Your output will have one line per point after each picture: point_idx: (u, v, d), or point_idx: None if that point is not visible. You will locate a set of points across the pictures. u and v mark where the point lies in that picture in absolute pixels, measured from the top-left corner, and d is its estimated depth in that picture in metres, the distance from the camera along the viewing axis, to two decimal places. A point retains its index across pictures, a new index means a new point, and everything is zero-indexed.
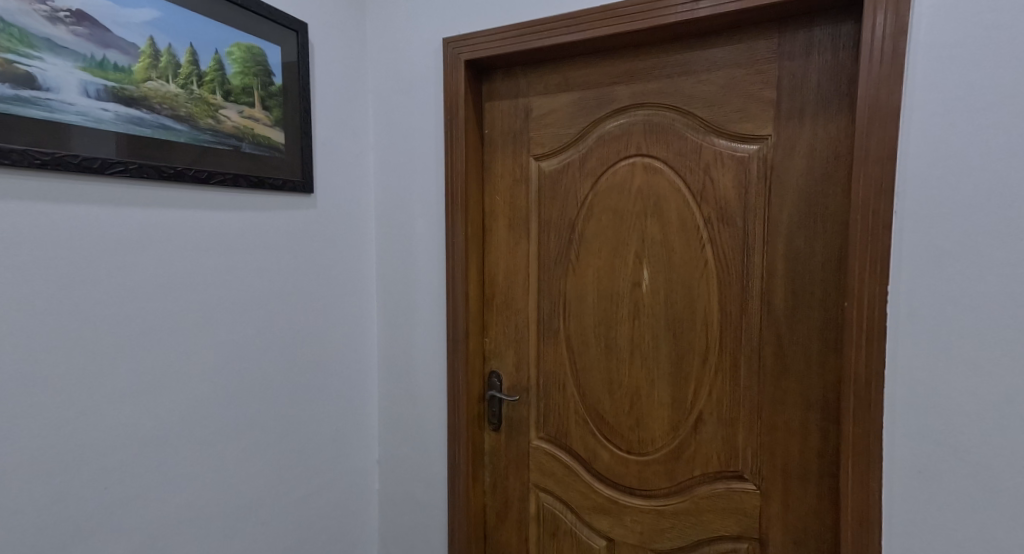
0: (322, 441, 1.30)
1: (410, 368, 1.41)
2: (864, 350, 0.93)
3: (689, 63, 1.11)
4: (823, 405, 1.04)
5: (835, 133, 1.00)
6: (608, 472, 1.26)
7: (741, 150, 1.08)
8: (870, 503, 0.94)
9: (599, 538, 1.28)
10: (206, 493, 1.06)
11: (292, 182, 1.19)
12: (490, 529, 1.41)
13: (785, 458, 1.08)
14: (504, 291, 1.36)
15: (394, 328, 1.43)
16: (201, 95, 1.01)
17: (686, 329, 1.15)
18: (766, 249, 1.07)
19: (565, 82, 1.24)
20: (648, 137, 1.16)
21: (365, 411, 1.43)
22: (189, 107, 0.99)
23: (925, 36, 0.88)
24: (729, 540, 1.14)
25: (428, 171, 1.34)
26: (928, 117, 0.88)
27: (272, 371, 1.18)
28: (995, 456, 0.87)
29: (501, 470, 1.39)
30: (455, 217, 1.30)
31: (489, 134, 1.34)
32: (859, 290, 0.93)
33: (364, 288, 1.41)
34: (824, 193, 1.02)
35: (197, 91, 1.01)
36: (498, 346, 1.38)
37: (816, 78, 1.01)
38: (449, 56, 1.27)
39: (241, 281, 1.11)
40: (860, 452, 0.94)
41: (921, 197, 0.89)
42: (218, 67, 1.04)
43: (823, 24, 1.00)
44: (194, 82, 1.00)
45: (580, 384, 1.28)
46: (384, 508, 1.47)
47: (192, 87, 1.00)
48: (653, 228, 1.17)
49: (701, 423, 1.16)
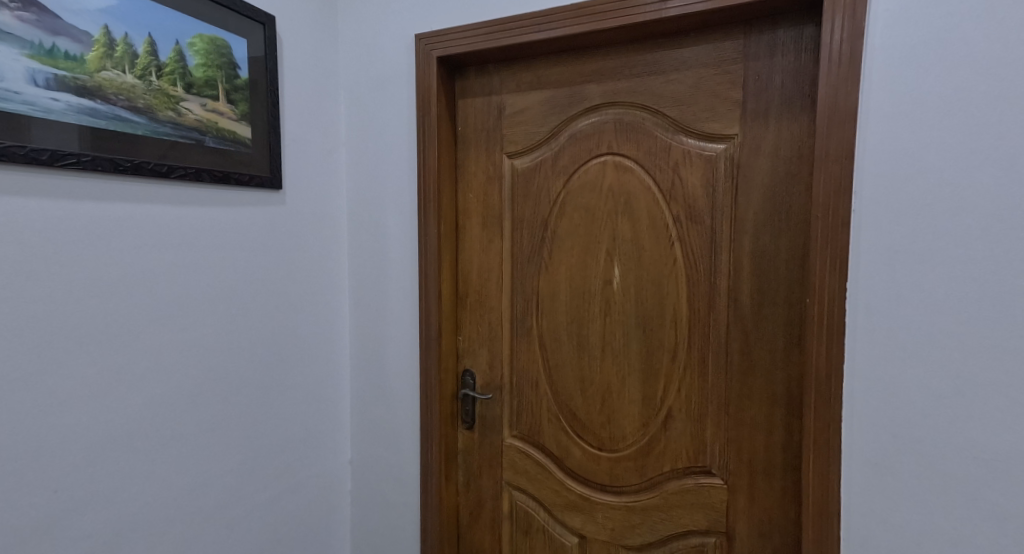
0: (292, 441, 1.28)
1: (383, 367, 1.40)
2: (826, 345, 0.95)
3: (658, 63, 1.12)
4: (787, 399, 1.06)
5: (798, 132, 1.02)
6: (580, 469, 1.26)
7: (709, 149, 1.10)
8: (831, 496, 0.96)
9: (571, 535, 1.29)
10: (170, 494, 1.04)
11: (259, 177, 1.16)
12: (463, 528, 1.41)
13: (751, 453, 1.09)
14: (477, 289, 1.35)
15: (367, 326, 1.41)
16: (160, 86, 0.99)
17: (657, 326, 1.17)
18: (733, 247, 1.09)
19: (536, 80, 1.24)
20: (619, 136, 1.17)
21: (338, 410, 1.42)
22: (147, 98, 0.97)
23: (882, 39, 0.90)
24: (698, 534, 1.16)
25: (400, 168, 1.33)
26: (885, 119, 0.90)
27: (240, 368, 1.16)
28: (947, 448, 0.89)
29: (474, 469, 1.39)
30: (427, 215, 1.29)
31: (462, 131, 1.34)
32: (820, 287, 0.95)
33: (336, 286, 1.40)
34: (788, 192, 1.04)
35: (156, 82, 0.98)
36: (472, 344, 1.37)
37: (780, 79, 1.03)
38: (422, 53, 1.26)
39: (207, 278, 1.09)
40: (821, 445, 0.96)
41: (879, 196, 0.91)
42: (178, 58, 1.01)
43: (786, 26, 1.02)
44: (152, 73, 0.98)
45: (553, 382, 1.28)
46: (357, 509, 1.45)
47: (150, 78, 0.97)
48: (624, 226, 1.18)
49: (670, 419, 1.17)
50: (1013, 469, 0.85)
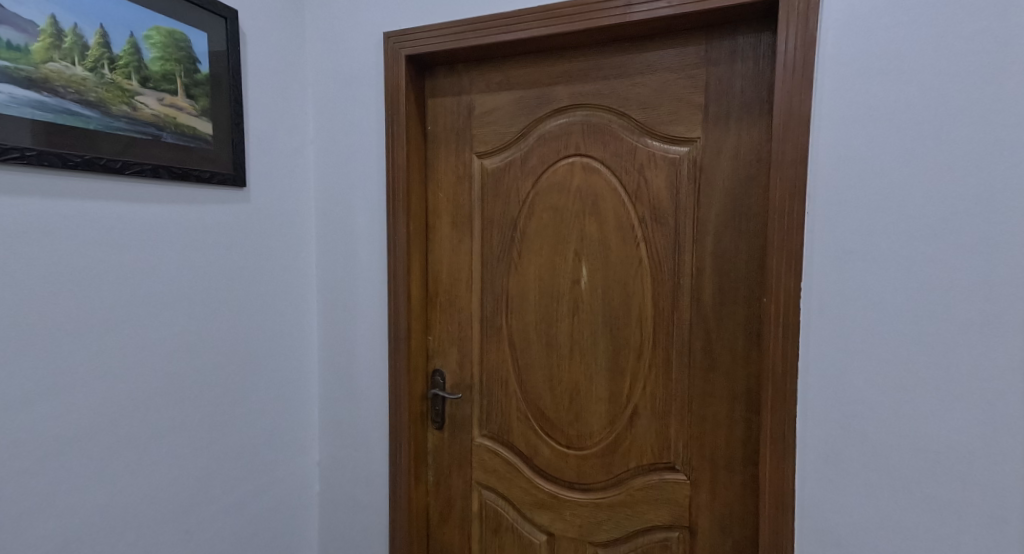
0: (257, 443, 1.26)
1: (352, 367, 1.39)
2: (781, 343, 0.99)
3: (623, 67, 1.14)
4: (747, 396, 1.09)
5: (758, 136, 1.05)
6: (548, 467, 1.28)
7: (673, 151, 1.12)
8: (787, 488, 0.99)
9: (539, 533, 1.30)
10: (127, 497, 1.01)
11: (221, 175, 1.14)
12: (433, 528, 1.40)
13: (713, 448, 1.12)
14: (447, 289, 1.35)
15: (335, 326, 1.40)
16: (114, 79, 0.96)
17: (623, 326, 1.18)
18: (695, 248, 1.11)
19: (506, 81, 1.25)
20: (586, 137, 1.19)
21: (306, 411, 1.40)
22: (100, 91, 0.94)
23: (833, 48, 0.93)
24: (662, 529, 1.18)
25: (369, 167, 1.32)
26: (837, 124, 0.94)
27: (202, 368, 1.14)
28: (893, 441, 0.93)
29: (444, 469, 1.39)
30: (396, 214, 1.29)
31: (432, 131, 1.33)
32: (776, 286, 0.99)
33: (304, 285, 1.38)
34: (748, 195, 1.07)
35: (109, 75, 0.96)
36: (442, 344, 1.37)
37: (740, 84, 1.06)
38: (390, 51, 1.26)
39: (166, 277, 1.07)
40: (777, 440, 1.00)
41: (831, 199, 0.95)
42: (133, 51, 0.99)
43: (745, 33, 1.05)
44: (104, 66, 0.95)
45: (522, 381, 1.29)
46: (324, 511, 1.44)
47: (103, 71, 0.95)
48: (591, 227, 1.19)
49: (636, 417, 1.19)
50: (953, 459, 0.90)
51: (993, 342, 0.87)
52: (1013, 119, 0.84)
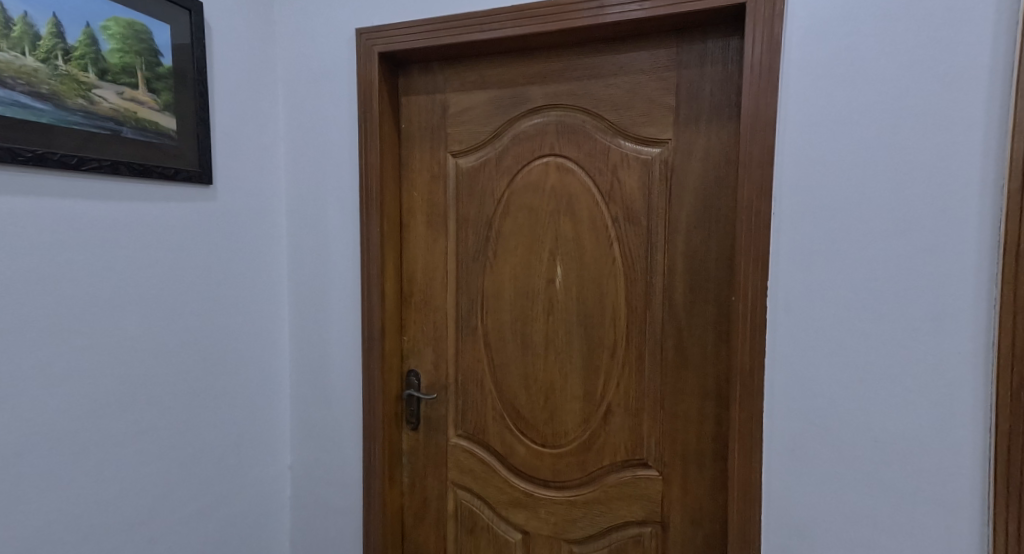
0: (225, 447, 1.24)
1: (324, 369, 1.36)
2: (750, 341, 1.01)
3: (597, 68, 1.15)
4: (717, 393, 1.11)
5: (727, 138, 1.07)
6: (524, 466, 1.28)
7: (645, 152, 1.14)
8: (754, 481, 1.02)
9: (515, 532, 1.30)
10: (87, 504, 0.98)
11: (186, 171, 1.11)
12: (408, 529, 1.39)
13: (684, 444, 1.14)
14: (422, 288, 1.34)
15: (307, 326, 1.37)
16: (68, 71, 0.92)
17: (597, 325, 1.19)
18: (667, 248, 1.13)
19: (480, 80, 1.25)
20: (560, 137, 1.19)
21: (277, 413, 1.37)
22: (53, 83, 0.91)
23: (798, 53, 0.96)
24: (635, 525, 1.20)
25: (342, 165, 1.30)
26: (802, 127, 0.96)
27: (168, 371, 1.11)
28: (854, 434, 0.97)
29: (419, 470, 1.38)
30: (370, 213, 1.27)
31: (406, 129, 1.32)
32: (744, 285, 1.01)
33: (275, 285, 1.35)
34: (718, 196, 1.09)
35: (63, 67, 0.92)
36: (417, 344, 1.36)
37: (709, 87, 1.08)
38: (362, 48, 1.25)
39: (128, 277, 1.04)
40: (745, 435, 1.02)
41: (796, 200, 0.98)
42: (89, 41, 0.96)
43: (715, 37, 1.06)
44: (58, 56, 0.91)
45: (498, 380, 1.29)
46: (296, 515, 1.41)
47: (56, 62, 0.91)
48: (566, 226, 1.20)
49: (610, 414, 1.20)
50: (909, 450, 0.94)
51: (945, 338, 0.91)
52: (964, 125, 0.88)
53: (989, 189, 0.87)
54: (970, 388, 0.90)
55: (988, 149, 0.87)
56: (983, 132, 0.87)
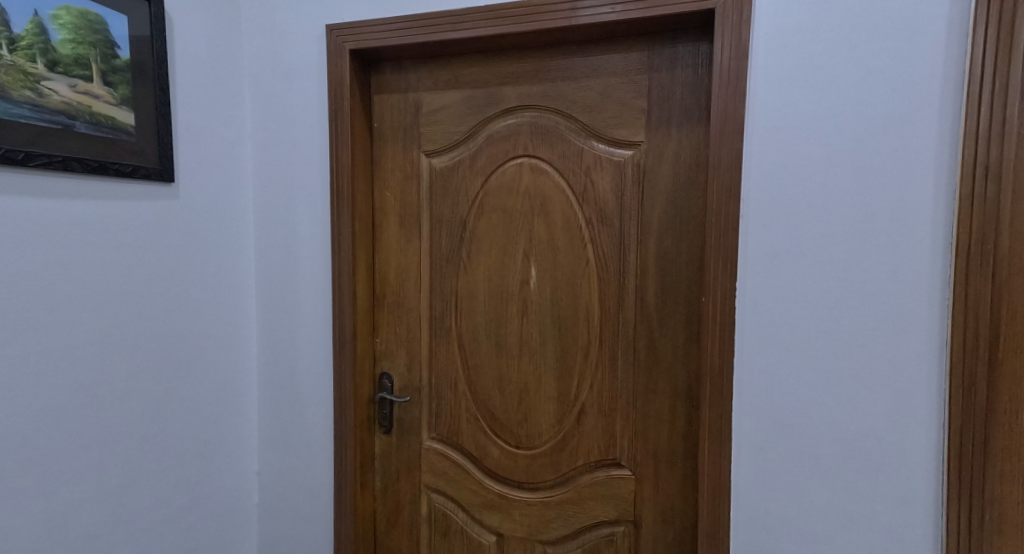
0: (188, 453, 1.20)
1: (293, 372, 1.33)
2: (719, 341, 1.03)
3: (570, 69, 1.15)
4: (687, 392, 1.13)
5: (697, 141, 1.09)
6: (498, 468, 1.27)
7: (618, 154, 1.15)
8: (723, 479, 1.04)
9: (489, 534, 1.30)
10: (38, 515, 0.94)
11: (145, 168, 1.08)
12: (380, 534, 1.37)
13: (656, 444, 1.15)
14: (395, 290, 1.33)
15: (275, 328, 1.34)
16: (15, 62, 0.88)
17: (571, 326, 1.20)
18: (640, 249, 1.14)
19: (453, 79, 1.24)
20: (534, 138, 1.19)
21: (244, 418, 1.34)
22: None
23: (764, 59, 0.98)
24: (608, 524, 1.20)
25: (312, 164, 1.27)
26: (768, 131, 0.99)
27: (127, 375, 1.07)
28: (818, 431, 0.99)
29: (392, 474, 1.36)
30: (341, 213, 1.25)
31: (378, 128, 1.31)
32: (714, 285, 1.02)
33: (243, 286, 1.32)
34: (688, 198, 1.10)
35: (9, 57, 0.88)
36: (389, 346, 1.34)
37: (680, 90, 1.09)
38: (333, 45, 1.22)
39: (84, 278, 1.00)
40: (714, 434, 1.04)
41: (763, 202, 1.00)
42: (38, 31, 0.91)
43: (685, 41, 1.08)
44: (3, 46, 0.87)
45: (471, 381, 1.28)
46: (263, 522, 1.38)
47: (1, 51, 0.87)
48: (540, 227, 1.20)
49: (583, 415, 1.21)
50: (870, 446, 0.97)
51: (903, 336, 0.94)
52: (920, 131, 0.91)
53: (943, 193, 0.91)
54: (925, 385, 0.93)
55: (941, 155, 0.90)
56: (937, 139, 0.90)
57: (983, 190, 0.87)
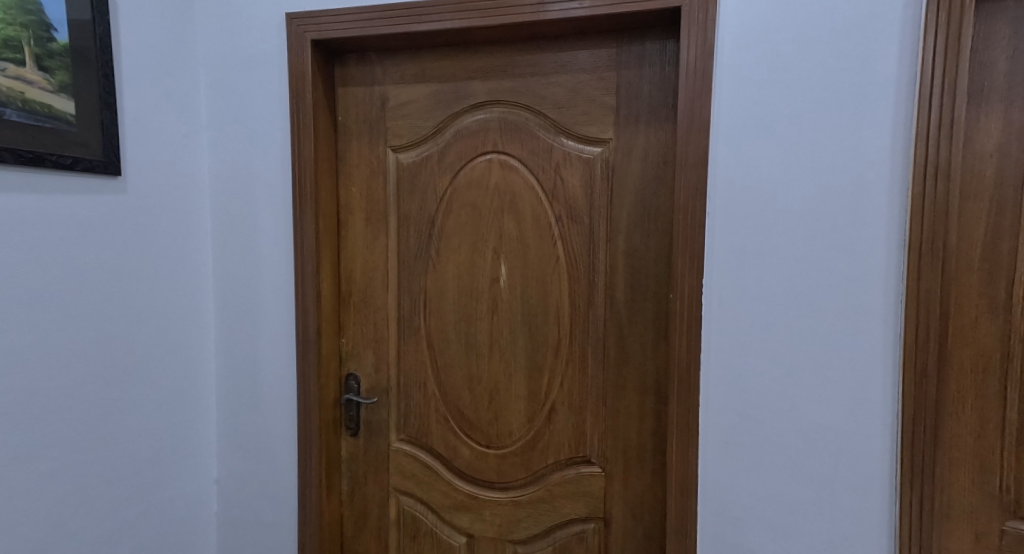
0: (140, 462, 1.14)
1: (255, 374, 1.28)
2: (686, 337, 1.04)
3: (539, 65, 1.15)
4: (655, 388, 1.13)
5: (664, 139, 1.09)
6: (468, 468, 1.26)
7: (587, 152, 1.14)
8: (690, 474, 1.05)
9: (459, 535, 1.28)
10: None
11: (88, 161, 1.02)
12: (347, 539, 1.34)
13: (626, 441, 1.16)
14: (361, 288, 1.29)
15: (234, 329, 1.29)
16: None
17: (541, 323, 1.19)
18: (609, 246, 1.14)
19: (420, 73, 1.21)
20: (503, 134, 1.18)
21: (202, 423, 1.28)
22: None
23: (730, 58, 0.99)
24: (579, 522, 1.20)
25: (273, 159, 1.23)
26: (734, 129, 1.00)
27: (70, 379, 1.01)
28: (783, 424, 1.01)
29: (359, 477, 1.33)
30: (304, 210, 1.21)
31: (343, 122, 1.27)
32: (681, 282, 1.03)
33: (199, 285, 1.26)
34: (656, 195, 1.11)
35: None
36: (356, 347, 1.31)
37: (648, 88, 1.09)
38: (294, 35, 1.18)
39: (22, 278, 0.94)
40: (682, 429, 1.05)
41: (730, 199, 1.01)
42: None
43: (652, 39, 1.08)
44: None
45: (441, 381, 1.26)
46: (223, 531, 1.32)
47: None
48: (509, 225, 1.19)
49: (554, 413, 1.20)
50: (830, 438, 0.99)
51: (860, 330, 0.97)
52: (877, 131, 0.93)
53: (896, 192, 0.93)
54: (883, 379, 0.96)
55: (896, 155, 0.93)
56: (892, 139, 0.93)
57: (933, 190, 0.91)
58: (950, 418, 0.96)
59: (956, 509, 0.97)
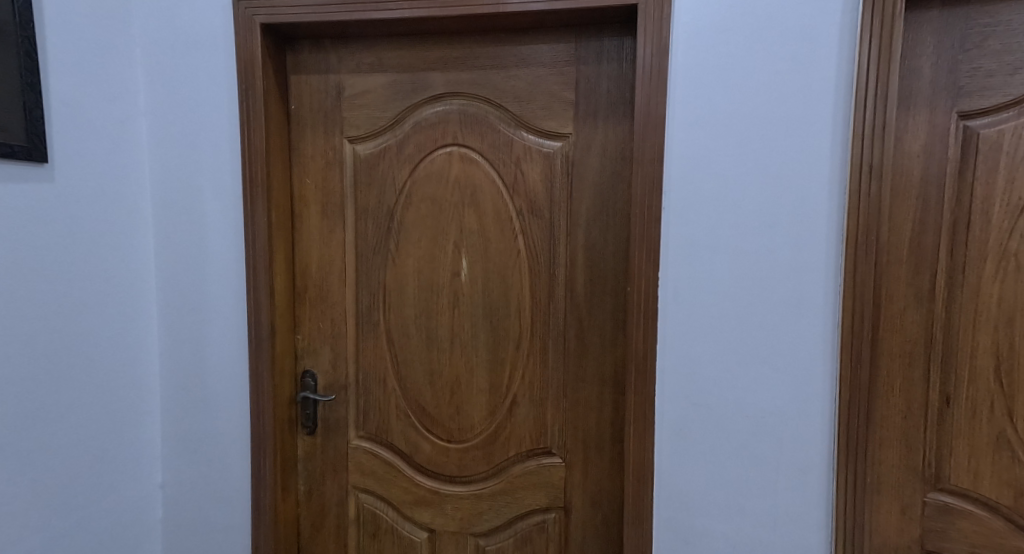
0: (76, 467, 1.08)
1: (203, 374, 1.23)
2: (643, 329, 1.07)
3: (499, 58, 1.14)
4: (614, 379, 1.16)
5: (622, 135, 1.11)
6: (429, 463, 1.25)
7: (547, 146, 1.15)
8: (647, 461, 1.08)
9: (420, 531, 1.27)
10: None
11: (9, 145, 0.94)
12: (304, 540, 1.31)
13: (585, 431, 1.18)
14: (317, 283, 1.26)
15: (180, 327, 1.22)
16: None
17: (502, 317, 1.19)
18: (569, 240, 1.15)
19: (377, 62, 1.18)
20: (463, 127, 1.17)
21: (145, 425, 1.22)
22: None
23: (686, 56, 1.02)
24: (540, 512, 1.22)
25: (219, 148, 1.17)
26: (689, 127, 1.02)
27: None
28: (733, 411, 1.06)
29: (316, 476, 1.30)
30: (255, 201, 1.16)
31: (296, 111, 1.22)
32: (638, 275, 1.06)
33: (141, 280, 1.19)
34: (614, 190, 1.13)
35: None
36: (313, 343, 1.27)
37: (606, 84, 1.11)
38: (241, 19, 1.13)
39: None
40: (639, 418, 1.08)
41: (686, 195, 1.04)
42: None
43: (610, 36, 1.10)
44: None
45: (401, 377, 1.24)
46: (169, 537, 1.27)
47: None
48: (470, 218, 1.18)
49: (515, 406, 1.21)
50: (777, 423, 1.04)
51: (804, 320, 1.02)
52: (820, 131, 0.98)
53: (836, 190, 0.99)
54: (824, 366, 1.02)
55: (835, 154, 0.98)
56: (832, 139, 0.98)
57: (867, 188, 0.97)
58: (881, 400, 1.03)
59: (886, 484, 1.04)
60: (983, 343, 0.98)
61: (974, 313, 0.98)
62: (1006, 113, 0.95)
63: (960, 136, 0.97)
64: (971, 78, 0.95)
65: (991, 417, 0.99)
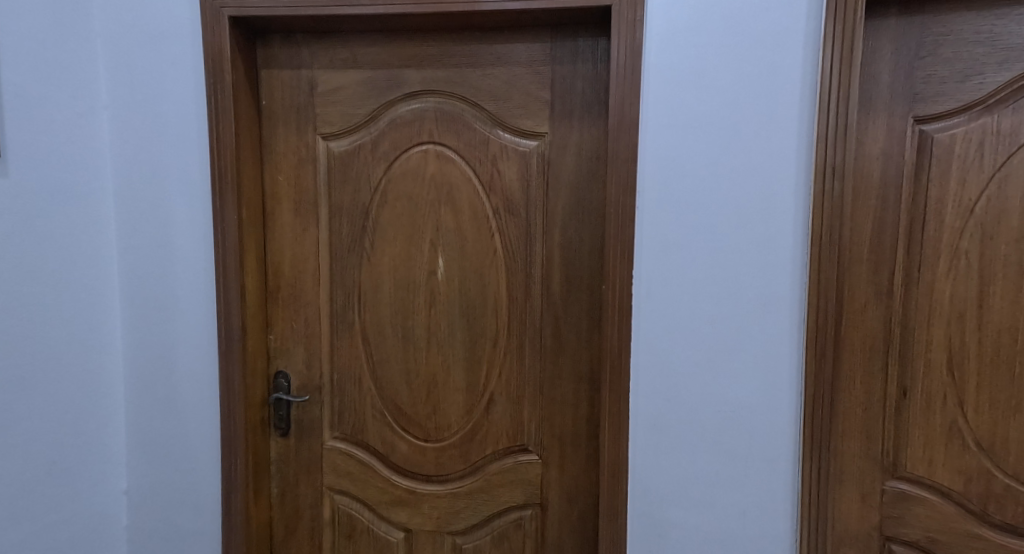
0: (37, 475, 1.04)
1: (170, 376, 1.19)
2: (618, 326, 1.09)
3: (474, 56, 1.14)
4: (589, 377, 1.17)
5: (597, 135, 1.12)
6: (406, 463, 1.25)
7: (523, 145, 1.15)
8: (621, 456, 1.11)
9: (396, 531, 1.26)
10: None
11: None
12: (277, 543, 1.29)
13: (561, 428, 1.19)
14: (290, 282, 1.23)
15: (145, 328, 1.19)
16: None
17: (478, 316, 1.20)
18: (545, 239, 1.16)
19: (351, 58, 1.17)
20: (439, 125, 1.16)
21: (109, 430, 1.18)
22: None
23: (659, 58, 1.03)
24: (517, 509, 1.23)
25: (186, 143, 1.14)
26: (662, 128, 1.04)
27: None
28: (705, 406, 1.08)
29: (290, 479, 1.28)
30: (224, 199, 1.13)
31: (267, 106, 1.20)
32: (613, 273, 1.08)
33: (102, 280, 1.15)
34: (590, 189, 1.14)
35: None
36: (285, 343, 1.25)
37: (581, 84, 1.12)
38: (208, 11, 1.09)
39: None
40: (613, 414, 1.10)
41: (659, 194, 1.06)
42: None
43: (585, 36, 1.11)
44: None
45: (376, 376, 1.23)
46: (136, 544, 1.23)
47: None
48: (446, 217, 1.18)
49: (492, 404, 1.21)
50: (747, 416, 1.07)
51: (772, 317, 1.05)
52: (787, 134, 1.01)
53: (802, 190, 1.02)
54: (791, 361, 1.05)
55: (801, 157, 1.01)
56: (798, 141, 1.01)
57: (831, 189, 1.00)
58: (844, 393, 1.08)
59: (848, 474, 1.09)
60: (938, 337, 1.03)
61: (929, 308, 1.03)
62: (958, 118, 1.00)
63: (916, 139, 1.01)
64: (926, 84, 1.00)
65: (945, 407, 1.04)
